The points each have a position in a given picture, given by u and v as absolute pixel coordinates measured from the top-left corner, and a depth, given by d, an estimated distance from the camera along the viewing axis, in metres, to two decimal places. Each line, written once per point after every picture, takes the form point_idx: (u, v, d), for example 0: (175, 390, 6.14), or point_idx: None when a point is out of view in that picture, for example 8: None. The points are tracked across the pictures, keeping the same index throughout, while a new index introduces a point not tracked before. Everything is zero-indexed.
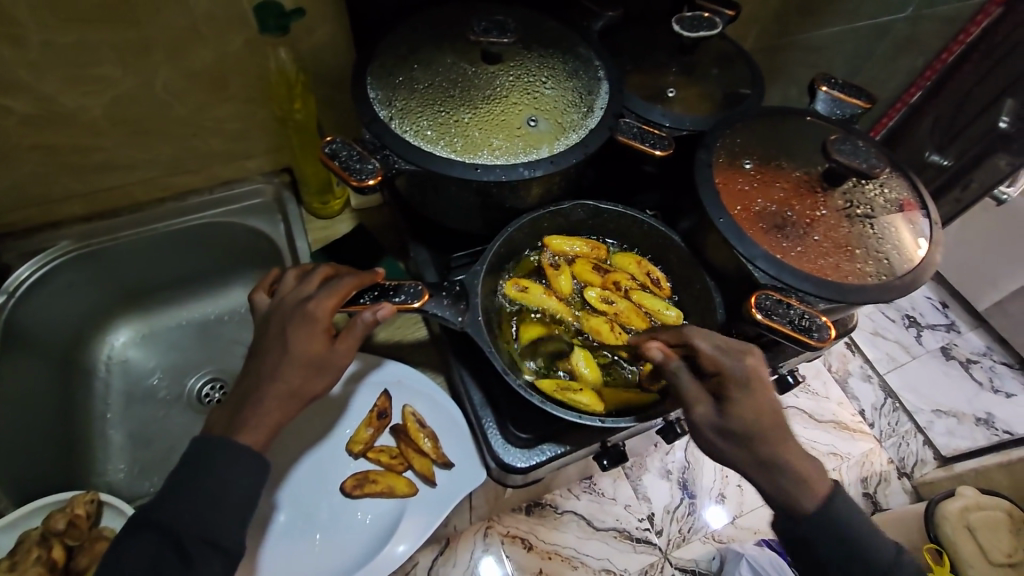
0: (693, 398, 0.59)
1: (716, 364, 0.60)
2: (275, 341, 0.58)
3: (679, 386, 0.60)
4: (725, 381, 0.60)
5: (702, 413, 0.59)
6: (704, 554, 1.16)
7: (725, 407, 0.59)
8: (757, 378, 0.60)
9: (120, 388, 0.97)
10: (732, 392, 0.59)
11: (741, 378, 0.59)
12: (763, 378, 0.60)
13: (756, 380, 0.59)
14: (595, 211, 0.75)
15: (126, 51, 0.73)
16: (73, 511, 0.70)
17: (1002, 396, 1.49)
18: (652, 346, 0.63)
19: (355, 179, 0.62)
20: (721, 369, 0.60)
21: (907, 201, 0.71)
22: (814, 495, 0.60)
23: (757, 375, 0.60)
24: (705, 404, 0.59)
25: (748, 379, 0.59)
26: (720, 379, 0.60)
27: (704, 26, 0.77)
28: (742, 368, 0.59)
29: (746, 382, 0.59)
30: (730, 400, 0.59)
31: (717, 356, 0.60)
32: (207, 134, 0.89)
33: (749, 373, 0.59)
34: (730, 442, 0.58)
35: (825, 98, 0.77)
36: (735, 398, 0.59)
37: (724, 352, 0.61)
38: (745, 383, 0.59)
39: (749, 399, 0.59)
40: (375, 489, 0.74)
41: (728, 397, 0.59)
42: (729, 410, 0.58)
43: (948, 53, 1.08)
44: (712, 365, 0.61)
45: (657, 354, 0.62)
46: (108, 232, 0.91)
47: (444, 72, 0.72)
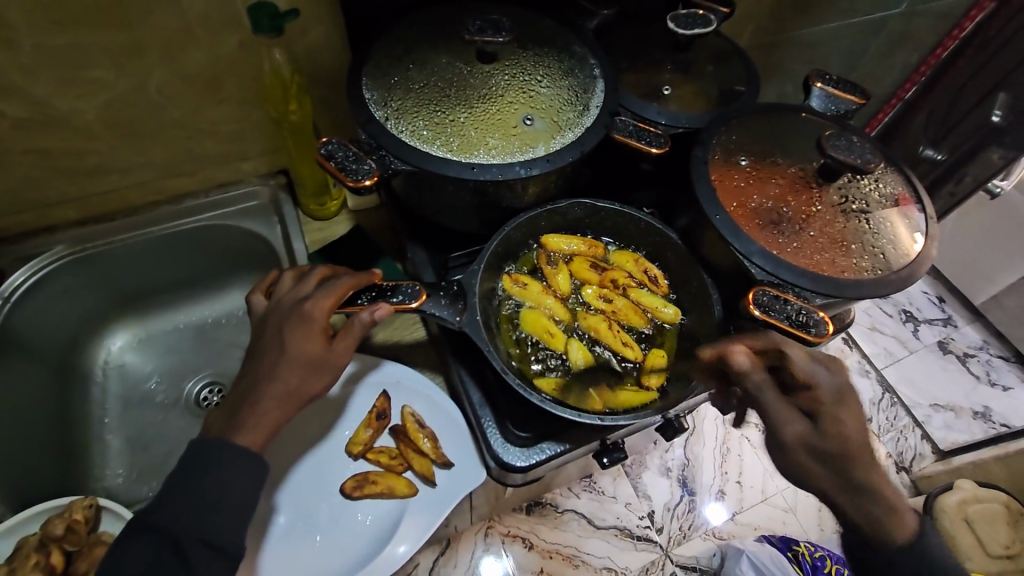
0: (785, 415, 0.64)
1: (808, 381, 0.67)
2: (273, 342, 0.58)
3: (766, 399, 0.65)
4: (819, 397, 0.66)
5: (796, 429, 0.64)
6: (705, 551, 1.16)
7: (821, 423, 0.64)
8: (846, 395, 0.67)
9: (117, 392, 0.97)
10: (825, 410, 0.65)
11: (830, 394, 0.66)
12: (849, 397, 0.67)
13: (843, 397, 0.67)
14: (592, 209, 0.75)
15: (119, 53, 0.73)
16: (71, 516, 0.69)
17: (999, 389, 1.50)
18: (737, 352, 0.65)
19: (351, 180, 0.62)
20: (816, 384, 0.66)
21: (902, 196, 0.71)
22: None
23: (846, 391, 0.67)
24: (799, 421, 0.64)
25: (839, 398, 0.66)
26: (813, 395, 0.66)
27: (698, 23, 0.77)
28: (834, 384, 0.67)
29: (837, 398, 0.66)
30: (824, 417, 0.64)
31: (809, 372, 0.67)
32: (201, 136, 0.88)
33: (839, 389, 0.67)
34: (801, 450, 0.63)
35: (820, 94, 0.78)
36: (834, 415, 0.65)
37: (814, 367, 0.67)
38: (835, 400, 0.66)
39: (840, 413, 0.65)
40: (375, 490, 0.74)
41: (822, 415, 0.65)
42: (824, 425, 0.64)
43: (942, 48, 1.07)
44: (806, 379, 0.67)
45: (742, 360, 0.65)
46: (103, 236, 0.91)
47: (439, 72, 0.72)
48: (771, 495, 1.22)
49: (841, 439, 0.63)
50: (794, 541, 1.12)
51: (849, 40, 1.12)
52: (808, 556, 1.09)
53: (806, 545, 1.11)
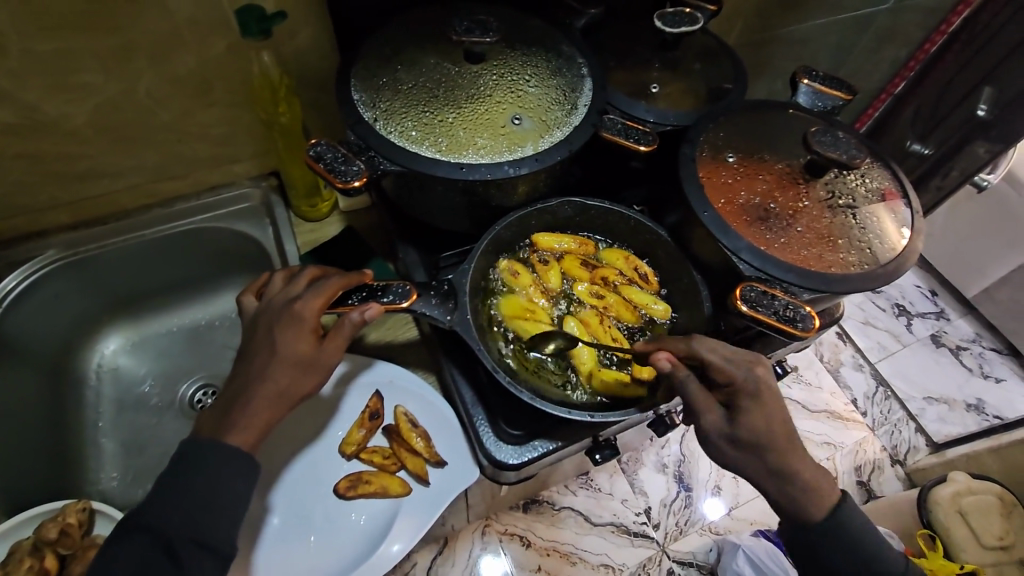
0: (704, 408, 0.59)
1: (728, 376, 0.61)
2: (263, 343, 0.58)
3: (688, 398, 0.60)
4: (737, 391, 0.60)
5: (712, 421, 0.59)
6: (701, 546, 1.16)
7: (738, 417, 0.59)
8: (766, 387, 0.60)
9: (111, 396, 0.97)
10: (744, 404, 0.59)
11: (753, 388, 0.60)
12: (772, 387, 0.60)
13: (766, 390, 0.60)
14: (582, 208, 0.75)
15: (108, 57, 0.73)
16: (65, 520, 0.69)
17: (992, 381, 1.51)
18: (660, 356, 0.61)
19: (340, 181, 0.62)
20: (732, 380, 0.60)
21: (888, 191, 0.72)
22: (803, 482, 0.60)
23: (766, 386, 0.60)
24: (717, 413, 0.59)
25: (758, 389, 0.60)
26: (733, 390, 0.60)
27: (685, 21, 0.77)
28: (753, 377, 0.60)
29: (757, 392, 0.60)
30: (743, 410, 0.59)
31: (730, 367, 0.61)
32: (192, 139, 0.88)
33: (760, 384, 0.60)
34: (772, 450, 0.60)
35: (807, 90, 0.78)
36: (747, 408, 0.59)
37: (733, 364, 0.61)
38: (753, 393, 0.59)
39: (758, 408, 0.59)
40: (369, 489, 0.74)
41: (741, 408, 0.59)
42: (742, 419, 0.58)
43: (930, 43, 1.11)
44: (725, 377, 0.61)
45: (665, 364, 0.61)
46: (95, 240, 0.91)
47: (427, 72, 0.72)
48: None
49: (765, 433, 0.58)
50: None
51: (838, 36, 1.13)
52: None
53: (801, 540, 1.12)
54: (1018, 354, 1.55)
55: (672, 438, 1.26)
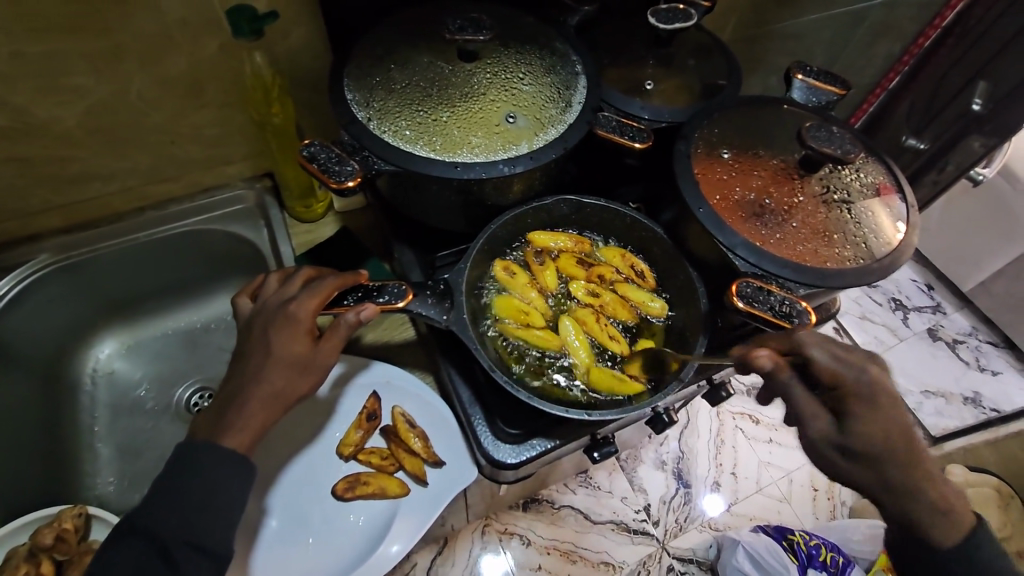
0: (811, 414, 0.57)
1: (837, 377, 0.58)
2: (258, 344, 0.58)
3: (794, 400, 0.58)
4: (845, 397, 0.57)
5: (820, 429, 0.56)
6: (701, 542, 1.17)
7: (851, 425, 0.56)
8: (884, 391, 0.57)
9: (106, 400, 0.97)
10: (860, 409, 0.56)
11: (865, 391, 0.56)
12: (891, 391, 0.57)
13: (883, 395, 0.56)
14: (578, 205, 0.75)
15: (98, 59, 0.72)
16: (61, 525, 0.69)
17: (989, 374, 1.52)
18: (760, 354, 0.59)
19: (334, 181, 0.62)
20: (844, 383, 0.57)
21: (883, 185, 0.72)
22: None
23: (882, 391, 0.56)
24: (825, 420, 0.57)
25: (874, 394, 0.56)
26: (842, 394, 0.57)
27: (679, 18, 0.77)
28: (866, 380, 0.57)
29: (871, 398, 0.56)
30: (855, 417, 0.56)
31: (838, 368, 0.58)
32: (184, 140, 0.88)
33: (876, 386, 0.57)
34: None
35: (801, 86, 0.78)
36: (863, 415, 0.55)
37: (843, 364, 0.58)
38: (870, 398, 0.56)
39: (873, 414, 0.55)
40: (367, 490, 0.74)
41: (854, 414, 0.56)
42: (853, 427, 0.55)
43: (924, 38, 1.11)
44: (831, 379, 0.58)
45: (766, 362, 0.59)
46: (88, 244, 0.90)
47: (421, 71, 0.72)
48: (766, 485, 1.23)
49: (880, 441, 0.54)
50: (789, 530, 1.12)
51: (833, 32, 1.13)
52: (804, 545, 1.09)
53: (801, 534, 1.11)
54: (1014, 347, 1.56)
55: (671, 435, 1.26)
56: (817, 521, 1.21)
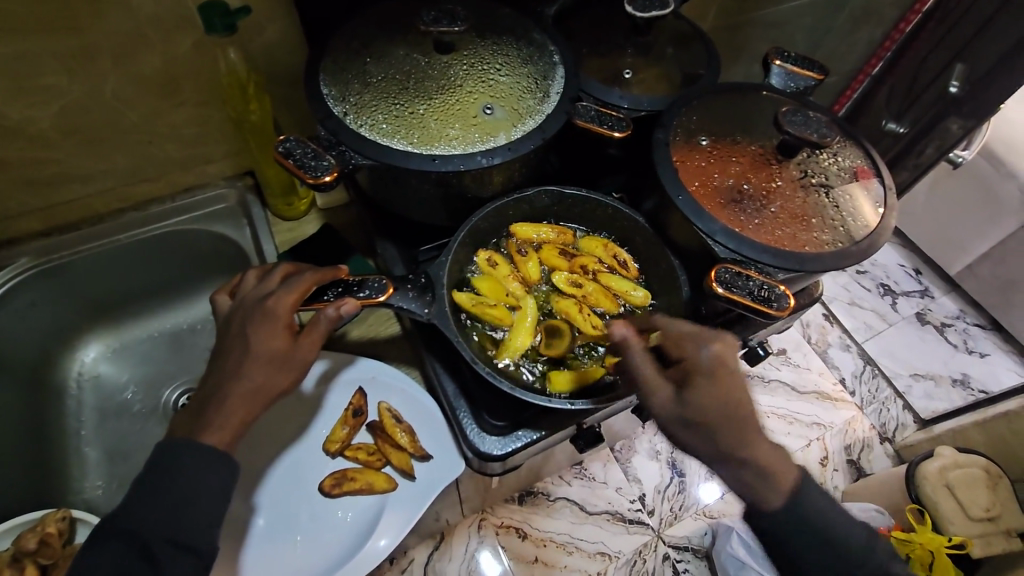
0: (653, 385, 0.61)
1: (683, 351, 0.63)
2: (237, 340, 0.57)
3: (636, 371, 0.62)
4: (692, 368, 0.62)
5: (662, 400, 0.61)
6: (696, 530, 1.17)
7: (687, 395, 0.61)
8: (722, 364, 0.63)
9: (93, 404, 0.97)
10: (696, 378, 0.62)
11: (707, 366, 0.62)
12: (727, 363, 0.63)
13: (720, 367, 0.62)
14: (560, 196, 0.75)
15: (70, 58, 0.71)
16: (45, 530, 0.69)
17: (976, 356, 1.53)
18: (616, 325, 0.64)
19: (310, 176, 0.61)
20: (686, 357, 0.63)
21: (861, 169, 0.72)
22: None
23: (722, 364, 0.62)
24: (665, 392, 0.61)
25: (712, 367, 0.62)
26: (685, 366, 0.63)
27: (656, 5, 0.76)
28: (706, 354, 0.63)
29: (711, 370, 0.62)
30: (693, 387, 0.61)
31: (685, 342, 0.63)
32: (163, 140, 0.87)
33: (716, 360, 0.63)
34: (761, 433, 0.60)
35: (779, 71, 0.78)
36: (699, 384, 0.61)
37: (688, 339, 0.63)
38: (706, 370, 0.62)
39: (710, 385, 0.61)
40: (354, 486, 0.74)
41: (691, 383, 0.62)
42: (689, 398, 0.61)
43: (905, 23, 1.13)
44: (680, 353, 0.64)
45: (619, 333, 0.63)
46: (68, 247, 0.89)
47: (397, 64, 0.71)
48: None
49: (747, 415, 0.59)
50: None
51: (814, 19, 1.13)
52: None
53: None
54: (1001, 328, 1.57)
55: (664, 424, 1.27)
56: None
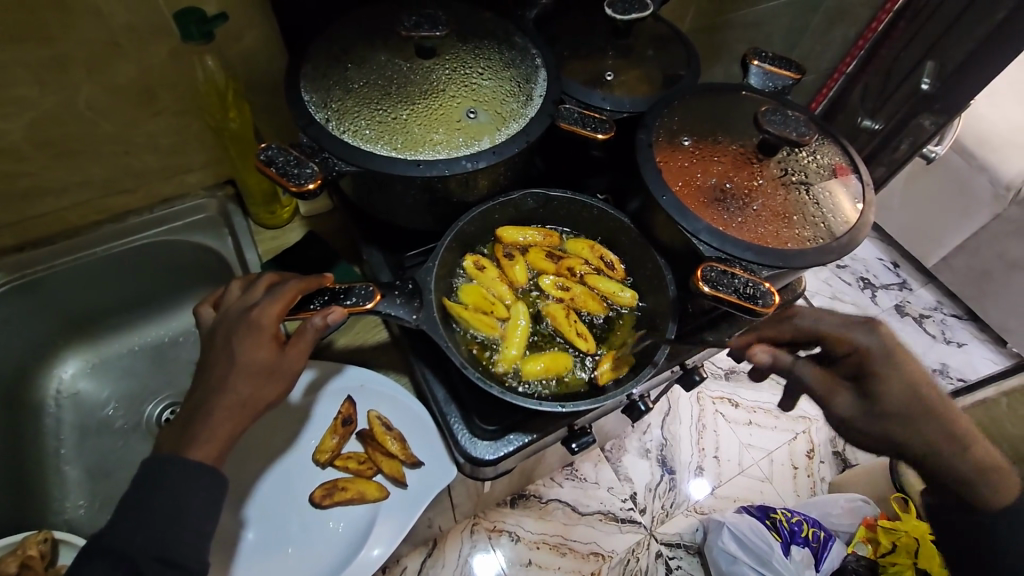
0: (829, 391, 0.65)
1: (843, 343, 0.66)
2: (221, 353, 0.56)
3: (808, 383, 0.65)
4: (866, 359, 0.65)
5: (841, 403, 0.65)
6: (688, 527, 1.18)
7: (866, 389, 0.64)
8: (897, 350, 0.64)
9: (73, 421, 0.94)
10: (873, 371, 0.64)
11: (874, 350, 0.64)
12: (900, 344, 0.65)
13: (891, 349, 0.64)
14: (546, 200, 0.75)
15: (43, 68, 0.70)
16: (25, 553, 0.67)
17: (955, 346, 1.57)
18: (757, 351, 0.66)
19: (293, 184, 0.60)
20: (855, 350, 0.65)
21: (839, 165, 0.74)
22: None
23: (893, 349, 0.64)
24: (846, 393, 0.65)
25: (887, 354, 0.64)
26: (859, 362, 0.65)
27: (635, 8, 0.76)
28: (874, 338, 0.65)
29: (887, 357, 0.64)
30: (874, 378, 0.64)
31: (847, 336, 0.66)
32: (140, 150, 0.85)
33: (885, 345, 0.65)
34: None
35: (757, 71, 0.79)
36: (885, 377, 0.63)
37: (849, 330, 0.66)
38: (879, 356, 0.64)
39: (889, 370, 0.63)
40: (345, 496, 0.73)
41: (873, 378, 0.64)
42: (870, 394, 0.64)
43: (877, 23, 1.16)
44: (845, 348, 0.66)
45: (765, 356, 0.66)
46: (44, 261, 0.87)
47: (378, 70, 0.71)
48: (749, 467, 1.24)
49: None
50: (771, 509, 1.14)
51: (790, 20, 1.15)
52: (786, 522, 1.11)
53: (783, 511, 1.13)
54: (977, 318, 1.61)
55: (653, 422, 1.28)
56: (798, 498, 1.24)
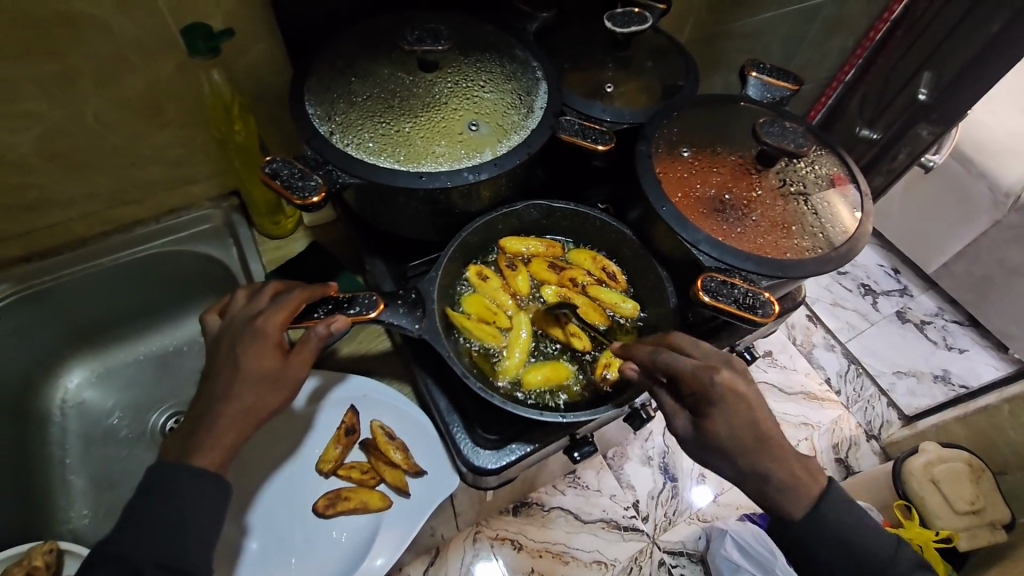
0: (671, 413, 0.59)
1: (690, 382, 0.57)
2: (226, 361, 0.57)
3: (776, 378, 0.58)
4: (701, 398, 0.57)
5: (682, 426, 0.59)
6: (690, 535, 1.18)
7: (704, 424, 0.57)
8: (733, 392, 0.56)
9: (78, 430, 0.95)
10: (711, 410, 0.56)
11: (718, 395, 0.56)
12: (740, 394, 0.56)
13: (732, 396, 0.56)
14: (549, 210, 0.76)
15: (52, 83, 0.71)
16: (31, 564, 0.68)
17: (956, 352, 1.57)
18: (626, 366, 0.62)
19: (298, 197, 0.61)
20: (695, 387, 0.57)
21: (837, 175, 0.74)
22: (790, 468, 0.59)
23: (729, 393, 0.56)
24: (685, 417, 0.58)
25: (723, 398, 0.56)
26: (697, 396, 0.57)
27: (634, 21, 0.77)
28: (717, 384, 0.56)
29: (721, 400, 0.56)
30: (708, 418, 0.56)
31: (695, 375, 0.57)
32: (146, 162, 0.87)
33: (726, 388, 0.56)
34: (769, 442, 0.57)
35: (756, 82, 0.80)
36: (712, 417, 0.56)
37: (694, 372, 0.57)
38: (718, 400, 0.56)
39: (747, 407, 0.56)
40: (348, 506, 0.73)
41: (706, 415, 0.56)
42: None
43: (874, 33, 1.20)
44: (692, 384, 0.57)
45: (632, 373, 0.62)
46: (50, 272, 0.88)
47: (382, 83, 0.72)
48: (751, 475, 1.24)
49: None
50: (774, 517, 1.14)
51: (787, 29, 1.15)
52: None
53: None
54: (978, 324, 1.61)
55: (655, 430, 1.28)
56: None
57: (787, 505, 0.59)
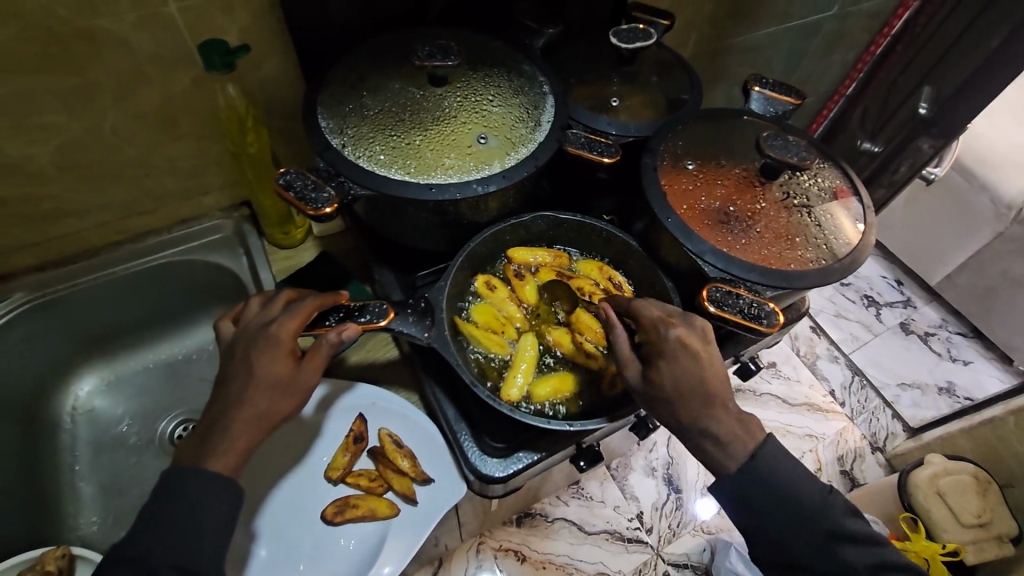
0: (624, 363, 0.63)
1: (649, 333, 0.63)
2: (240, 367, 0.58)
3: None
4: (655, 349, 0.62)
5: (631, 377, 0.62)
6: (695, 546, 1.17)
7: (653, 375, 0.61)
8: (684, 348, 0.60)
9: (88, 437, 0.96)
10: (661, 362, 0.61)
11: (669, 348, 0.61)
12: (694, 350, 0.60)
13: (681, 349, 0.60)
14: (556, 221, 0.77)
15: (71, 97, 0.73)
16: (43, 568, 0.69)
17: (960, 364, 1.57)
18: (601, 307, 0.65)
19: (311, 208, 0.63)
20: (653, 339, 0.62)
21: (840, 188, 0.75)
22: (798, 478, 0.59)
23: (682, 347, 0.60)
24: (635, 369, 0.62)
25: (675, 350, 0.60)
26: (653, 349, 0.62)
27: (639, 37, 0.79)
28: (670, 337, 0.61)
29: (672, 353, 0.60)
30: (656, 368, 0.61)
31: (655, 326, 0.62)
32: (160, 173, 0.88)
33: (683, 343, 0.61)
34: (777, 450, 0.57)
35: (759, 97, 0.82)
36: (661, 367, 0.60)
37: (655, 324, 0.62)
38: (670, 353, 0.60)
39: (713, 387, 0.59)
40: (357, 513, 0.74)
41: (656, 367, 0.61)
42: None
43: (875, 45, 1.25)
44: (651, 335, 0.63)
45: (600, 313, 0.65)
46: (65, 281, 0.90)
47: (393, 97, 0.74)
48: None
49: None
50: None
51: (788, 44, 1.18)
52: None
53: None
54: (982, 336, 1.61)
55: (659, 440, 1.28)
56: None
57: (793, 515, 0.59)
